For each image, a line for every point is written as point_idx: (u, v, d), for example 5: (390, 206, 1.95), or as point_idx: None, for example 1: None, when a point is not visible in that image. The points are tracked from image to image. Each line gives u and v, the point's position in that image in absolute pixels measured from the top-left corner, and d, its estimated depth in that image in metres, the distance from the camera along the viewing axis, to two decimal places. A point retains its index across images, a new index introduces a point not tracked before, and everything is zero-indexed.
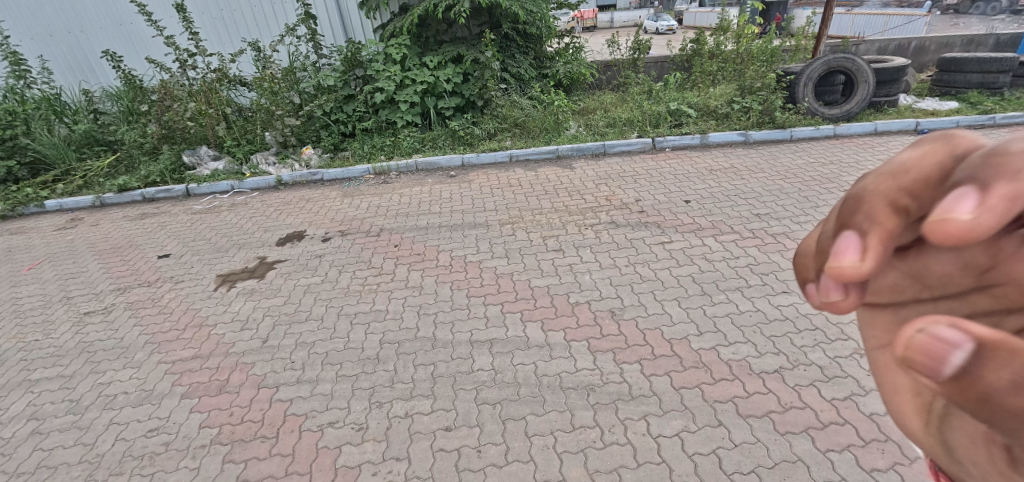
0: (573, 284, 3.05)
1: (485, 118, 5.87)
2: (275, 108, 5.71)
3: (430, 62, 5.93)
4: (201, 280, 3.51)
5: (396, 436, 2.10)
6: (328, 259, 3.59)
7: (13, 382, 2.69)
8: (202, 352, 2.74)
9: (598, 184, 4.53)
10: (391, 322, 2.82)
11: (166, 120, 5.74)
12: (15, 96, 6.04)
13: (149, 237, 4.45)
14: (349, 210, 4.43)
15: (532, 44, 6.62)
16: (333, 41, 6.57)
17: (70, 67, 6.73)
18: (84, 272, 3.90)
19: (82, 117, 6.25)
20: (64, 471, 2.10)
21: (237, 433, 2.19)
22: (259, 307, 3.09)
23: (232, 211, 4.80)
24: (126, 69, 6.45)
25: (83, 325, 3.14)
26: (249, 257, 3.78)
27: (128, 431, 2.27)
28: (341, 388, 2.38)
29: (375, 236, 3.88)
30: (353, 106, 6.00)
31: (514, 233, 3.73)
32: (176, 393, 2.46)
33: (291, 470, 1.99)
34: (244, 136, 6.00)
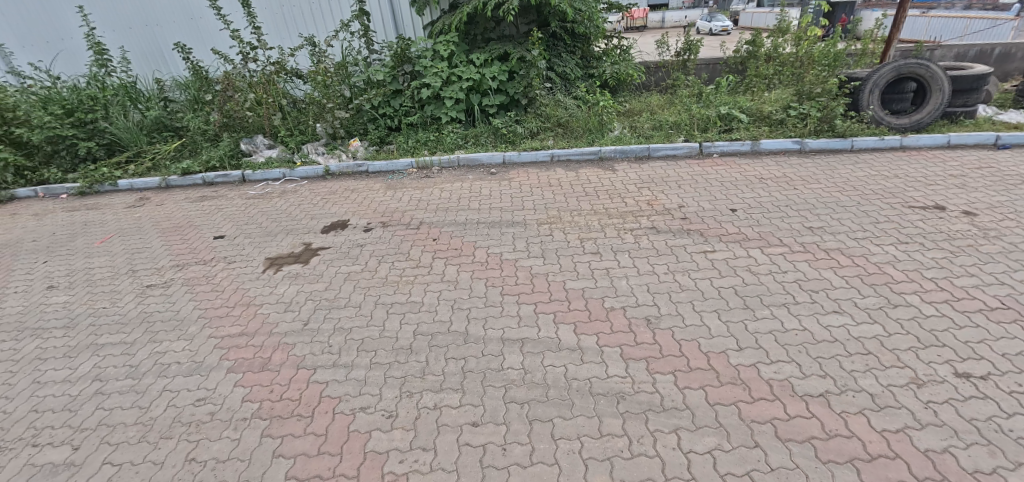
0: (609, 289, 3.00)
1: (528, 117, 5.86)
2: (327, 101, 5.95)
3: (477, 59, 5.97)
4: (251, 262, 3.70)
5: (424, 426, 2.14)
6: (369, 249, 3.69)
7: (82, 345, 2.93)
8: (249, 329, 2.89)
9: (640, 188, 4.43)
10: (426, 315, 2.87)
11: (228, 109, 6.13)
12: (97, 82, 6.57)
13: (207, 218, 4.72)
14: (392, 202, 4.54)
15: (580, 44, 6.56)
16: (384, 37, 6.74)
17: (145, 58, 7.26)
18: (148, 247, 4.20)
19: (154, 104, 6.72)
20: (122, 429, 2.27)
21: (275, 410, 2.29)
22: (302, 291, 3.22)
23: (282, 198, 5.02)
24: (194, 61, 6.88)
25: (145, 297, 3.38)
26: (296, 242, 3.94)
27: (179, 398, 2.42)
28: (374, 375, 2.45)
29: (415, 229, 3.95)
30: (400, 101, 6.15)
31: (551, 233, 3.71)
32: (223, 367, 2.60)
33: (323, 450, 2.06)
34: (297, 127, 6.26)
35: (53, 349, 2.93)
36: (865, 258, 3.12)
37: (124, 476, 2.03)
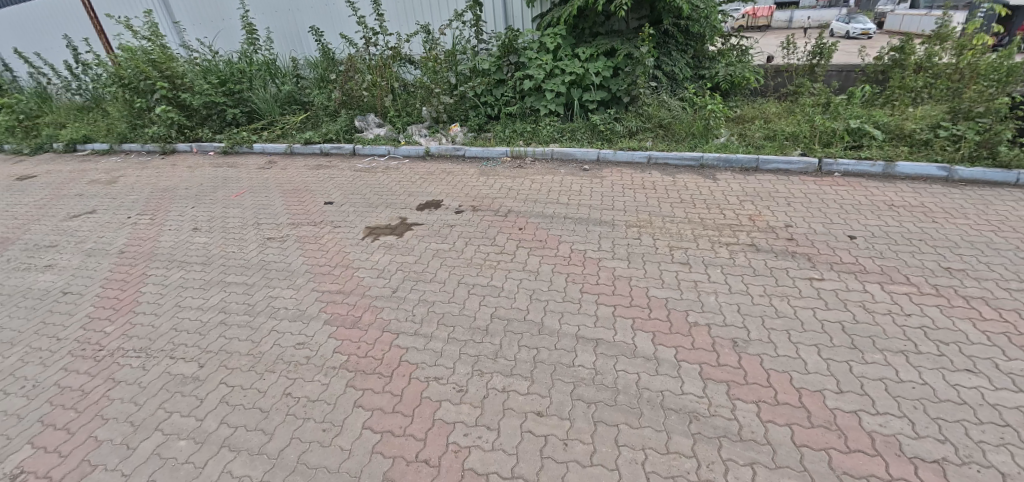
0: (696, 303, 2.84)
1: (628, 115, 5.70)
2: (434, 86, 6.28)
3: (582, 53, 5.90)
4: (353, 228, 4.03)
5: (491, 406, 2.20)
6: (457, 230, 3.85)
7: (214, 280, 3.42)
8: (345, 288, 3.17)
9: (742, 201, 4.12)
10: (504, 300, 2.93)
11: (348, 88, 6.71)
12: (246, 58, 7.54)
13: (320, 185, 5.24)
14: (483, 188, 4.68)
15: (693, 43, 6.19)
16: (494, 28, 6.90)
17: (286, 39, 8.16)
18: (271, 205, 4.76)
19: (288, 79, 7.55)
20: (237, 357, 2.63)
21: (360, 364, 2.49)
22: (394, 260, 3.46)
23: (385, 173, 5.41)
24: (324, 43, 7.58)
25: (265, 247, 3.85)
26: (393, 216, 4.22)
27: (282, 339, 2.74)
28: (450, 349, 2.56)
29: (502, 216, 4.04)
30: (502, 91, 6.28)
31: (639, 237, 3.59)
32: (321, 318, 2.88)
33: (396, 410, 2.20)
34: (405, 109, 6.67)
35: (192, 281, 3.45)
36: (1017, 314, 2.62)
37: (235, 397, 2.35)
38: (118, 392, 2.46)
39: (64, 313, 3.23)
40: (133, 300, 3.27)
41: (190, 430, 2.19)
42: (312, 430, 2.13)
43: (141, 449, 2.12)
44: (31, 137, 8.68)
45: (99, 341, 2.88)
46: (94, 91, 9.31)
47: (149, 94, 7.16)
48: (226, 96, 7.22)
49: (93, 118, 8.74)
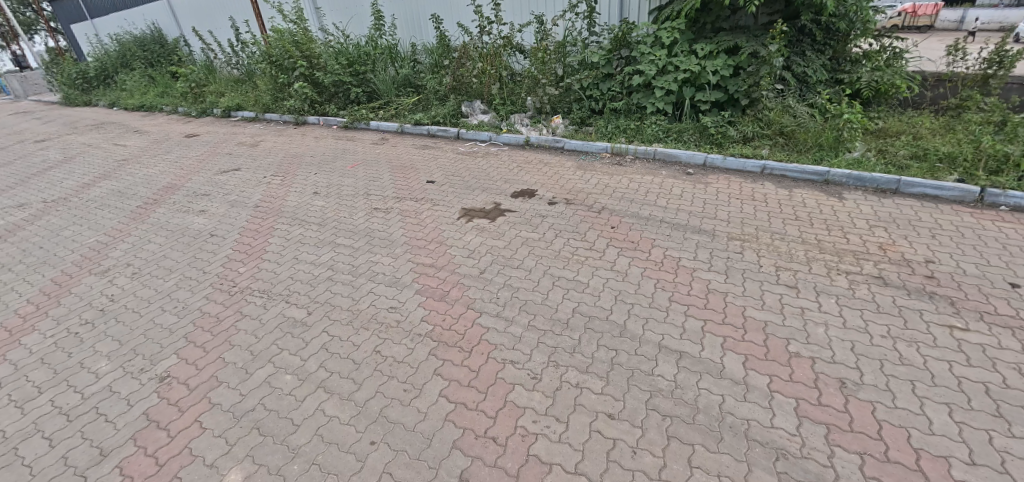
0: (800, 332, 2.57)
1: (745, 119, 5.25)
2: (541, 77, 6.32)
3: (701, 50, 5.52)
4: (450, 208, 4.23)
5: (562, 399, 2.19)
6: (548, 221, 3.86)
7: (327, 240, 3.81)
8: (438, 263, 3.34)
9: (871, 226, 3.62)
10: (588, 297, 2.89)
11: (460, 74, 7.00)
12: (373, 42, 8.18)
13: (425, 164, 5.56)
14: (579, 182, 4.64)
15: (834, 42, 5.51)
16: (607, 20, 6.70)
17: (408, 25, 8.61)
18: (380, 179, 5.16)
19: (406, 63, 8.05)
20: (339, 310, 2.91)
21: (443, 336, 2.62)
22: (485, 243, 3.57)
23: (485, 158, 5.58)
24: (442, 30, 7.91)
25: (371, 216, 4.19)
26: (488, 200, 4.35)
27: (378, 301, 2.97)
28: (529, 336, 2.59)
29: (595, 212, 3.97)
30: (609, 86, 6.12)
31: (742, 251, 3.33)
32: (413, 288, 3.07)
33: (471, 384, 2.29)
34: (510, 97, 6.79)
35: (309, 238, 3.87)
36: None
37: (333, 346, 2.61)
38: (243, 323, 2.86)
39: (211, 251, 3.81)
40: (261, 248, 3.76)
41: (295, 367, 2.47)
42: (394, 388, 2.29)
43: (256, 375, 2.44)
44: (200, 103, 10.28)
45: (233, 279, 3.36)
46: (249, 66, 10.72)
47: (291, 71, 8.08)
48: (352, 76, 7.95)
49: (245, 89, 10.09)
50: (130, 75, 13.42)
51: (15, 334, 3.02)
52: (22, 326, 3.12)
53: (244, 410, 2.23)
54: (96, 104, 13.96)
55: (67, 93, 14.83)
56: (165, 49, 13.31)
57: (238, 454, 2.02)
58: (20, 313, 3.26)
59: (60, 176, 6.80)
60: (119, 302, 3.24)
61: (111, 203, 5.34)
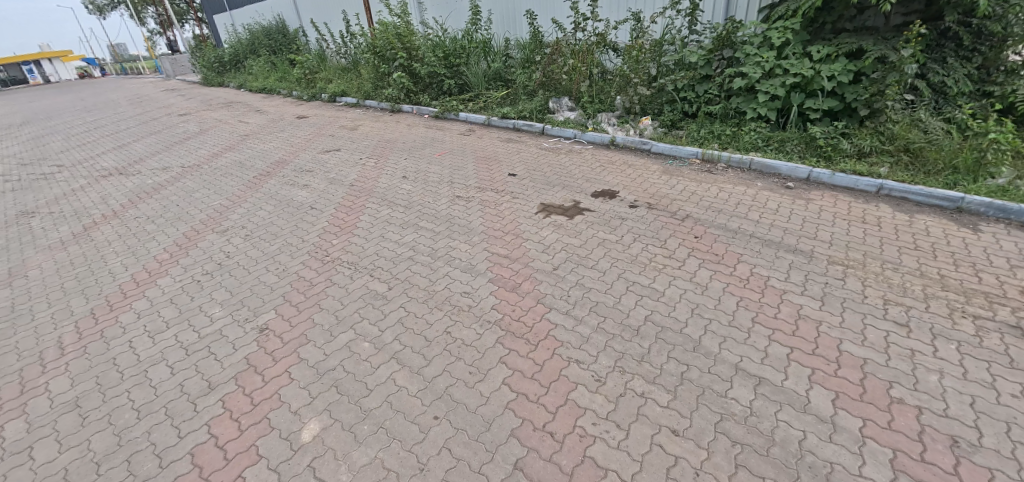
0: (907, 376, 2.27)
1: (861, 132, 4.70)
2: (633, 76, 6.12)
3: (816, 53, 5.00)
4: (529, 202, 4.27)
5: (625, 406, 2.14)
6: (627, 225, 3.76)
7: (411, 222, 4.03)
8: (512, 255, 3.40)
9: (1012, 265, 3.09)
10: (662, 306, 2.78)
11: (550, 70, 7.00)
12: (469, 36, 8.44)
13: (508, 157, 5.66)
14: (663, 187, 4.46)
15: (987, 48, 4.68)
16: (711, 18, 6.36)
17: (504, 21, 8.62)
18: (464, 168, 5.34)
19: (499, 58, 8.20)
20: (416, 289, 3.06)
21: (512, 326, 2.66)
22: (561, 240, 3.57)
23: (567, 155, 5.56)
24: (536, 25, 7.83)
25: (453, 204, 4.35)
26: (567, 197, 4.33)
27: (452, 285, 3.08)
28: (597, 338, 2.55)
29: (678, 220, 3.80)
30: (705, 88, 5.77)
31: (843, 278, 3.00)
32: (486, 276, 3.15)
33: (535, 377, 2.31)
34: (599, 95, 6.67)
35: (395, 219, 4.11)
36: None
37: (408, 321, 2.76)
38: (332, 290, 3.12)
39: (310, 222, 4.19)
40: (353, 224, 4.06)
41: (373, 336, 2.65)
42: (460, 369, 2.38)
43: (339, 338, 2.66)
44: (311, 88, 11.29)
45: (326, 249, 3.67)
46: (355, 55, 11.54)
47: (392, 62, 8.59)
48: (447, 68, 8.29)
49: (350, 77, 10.89)
50: (257, 60, 15.07)
51: (153, 276, 3.56)
52: (159, 269, 3.66)
53: (326, 367, 2.45)
54: (229, 85, 15.89)
55: (207, 75, 17.02)
56: (286, 38, 14.75)
57: (318, 407, 2.21)
58: (158, 259, 3.83)
59: (196, 146, 7.84)
60: (233, 258, 3.68)
61: (234, 172, 6.06)
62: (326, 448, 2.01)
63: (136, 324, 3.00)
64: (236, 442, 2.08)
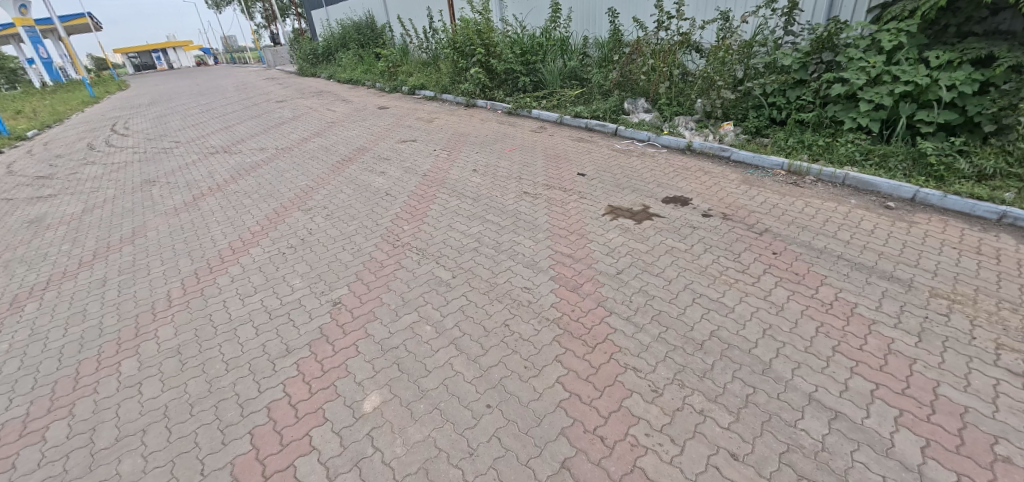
0: (1019, 433, 1.97)
1: (984, 150, 4.13)
2: (717, 78, 5.81)
3: (934, 58, 4.44)
4: (596, 202, 4.22)
5: (681, 421, 2.06)
6: (699, 234, 3.59)
7: (478, 214, 4.12)
8: (576, 255, 3.37)
9: None
10: (730, 322, 2.64)
11: (627, 70, 6.82)
12: (547, 33, 8.45)
13: (577, 156, 5.61)
14: (741, 197, 4.21)
15: None
16: (810, 18, 5.89)
17: (583, 19, 8.52)
18: (533, 165, 5.37)
19: (576, 56, 8.13)
20: (478, 280, 3.13)
21: (569, 326, 2.65)
22: (627, 244, 3.49)
23: (639, 158, 5.41)
24: (617, 23, 7.64)
25: (520, 199, 4.39)
26: (637, 201, 4.22)
27: (513, 280, 3.12)
28: (657, 348, 2.47)
29: (756, 233, 3.57)
30: (798, 94, 5.33)
31: (947, 313, 2.67)
32: (548, 274, 3.16)
33: (589, 380, 2.28)
34: (678, 98, 6.41)
35: (464, 210, 4.23)
36: None
37: (469, 310, 2.84)
38: (400, 273, 3.27)
39: (384, 207, 4.42)
40: (423, 212, 4.23)
41: (434, 320, 2.76)
42: (515, 362, 2.41)
43: (404, 319, 2.79)
44: (393, 81, 11.85)
45: (397, 234, 3.85)
46: (436, 50, 11.95)
47: (470, 57, 8.81)
48: (523, 65, 8.36)
49: (430, 71, 11.29)
50: (347, 53, 16.07)
51: (246, 245, 3.93)
52: (251, 240, 4.04)
53: (390, 345, 2.58)
54: (321, 75, 17.10)
55: (303, 66, 18.44)
56: (374, 32, 15.56)
57: (380, 381, 2.34)
58: (251, 231, 4.22)
59: (289, 130, 8.54)
60: (314, 235, 3.98)
61: (320, 156, 6.53)
62: (384, 420, 2.12)
63: (230, 287, 3.33)
64: (306, 402, 2.26)
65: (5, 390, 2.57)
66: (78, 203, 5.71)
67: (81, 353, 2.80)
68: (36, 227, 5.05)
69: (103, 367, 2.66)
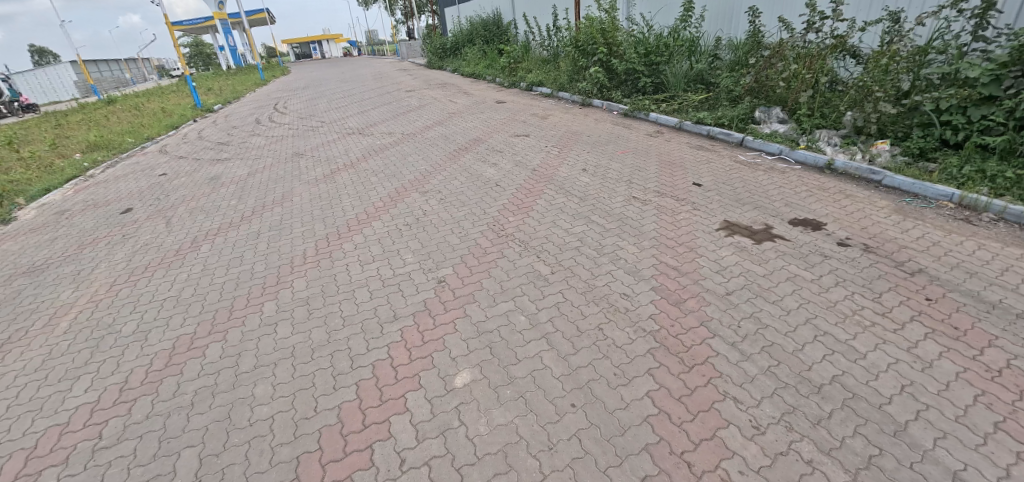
0: None
1: None
2: (875, 88, 5.01)
3: None
4: (711, 215, 3.95)
5: (784, 465, 1.85)
6: (830, 264, 3.18)
7: (583, 214, 4.10)
8: (682, 268, 3.20)
9: None
10: (859, 369, 2.31)
11: (764, 75, 6.22)
12: (676, 33, 8.04)
13: (695, 165, 5.29)
14: (890, 229, 3.64)
15: None
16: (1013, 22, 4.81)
17: (718, 19, 7.88)
18: (646, 170, 5.19)
19: (704, 59, 7.65)
20: (576, 280, 3.12)
21: (666, 341, 2.53)
22: (741, 264, 3.22)
23: (767, 173, 4.94)
24: (757, 23, 6.95)
25: (628, 203, 4.28)
26: (758, 219, 3.87)
27: (612, 284, 3.05)
28: (764, 381, 2.25)
29: (905, 273, 3.06)
30: (984, 112, 4.38)
31: None
32: (649, 283, 3.04)
33: (681, 401, 2.16)
34: (822, 109, 5.70)
35: (569, 208, 4.23)
36: None
37: (564, 307, 2.84)
38: (501, 262, 3.38)
39: (492, 197, 4.59)
40: (529, 206, 4.32)
41: (529, 312, 2.81)
42: (605, 367, 2.36)
43: (500, 306, 2.88)
44: (513, 77, 12.18)
45: (502, 225, 3.98)
46: (557, 48, 12.03)
47: (591, 56, 8.74)
48: (646, 66, 8.08)
49: (549, 68, 11.42)
50: (473, 48, 16.90)
51: (369, 218, 4.36)
52: (374, 214, 4.46)
53: (485, 328, 2.69)
54: (448, 69, 18.23)
55: (434, 60, 19.90)
56: (499, 29, 16.06)
57: (472, 360, 2.46)
58: (375, 206, 4.67)
59: (415, 118, 9.23)
60: (427, 216, 4.27)
61: (439, 144, 6.98)
62: (471, 398, 2.22)
63: (353, 253, 3.73)
64: (405, 367, 2.45)
65: (182, 311, 3.18)
66: (246, 167, 6.79)
67: (236, 291, 3.35)
68: (215, 184, 6.12)
69: (251, 305, 3.16)
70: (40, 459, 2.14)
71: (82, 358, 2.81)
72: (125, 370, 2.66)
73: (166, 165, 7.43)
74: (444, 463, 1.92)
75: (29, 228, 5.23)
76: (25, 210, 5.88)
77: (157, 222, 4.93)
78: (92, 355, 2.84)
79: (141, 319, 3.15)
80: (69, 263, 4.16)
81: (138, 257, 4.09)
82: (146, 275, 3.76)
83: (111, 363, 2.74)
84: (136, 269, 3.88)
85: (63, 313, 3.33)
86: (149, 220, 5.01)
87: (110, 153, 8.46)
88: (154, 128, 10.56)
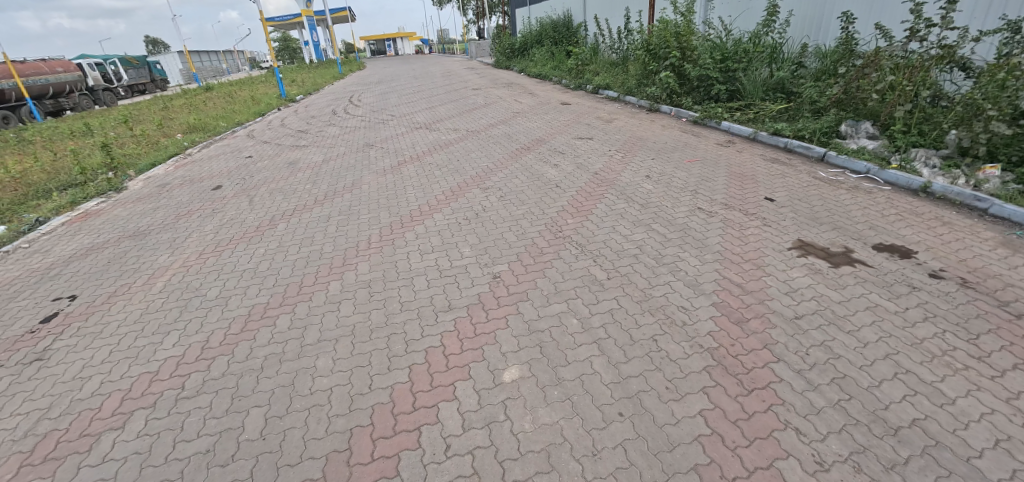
0: None
1: None
2: (988, 105, 4.46)
3: None
4: (783, 233, 3.72)
5: None
6: (918, 297, 2.90)
7: (643, 222, 4.00)
8: (747, 285, 3.04)
9: None
10: (945, 415, 2.08)
11: (854, 86, 5.73)
12: (756, 39, 7.61)
13: (769, 178, 5.00)
14: (994, 264, 3.25)
15: None
16: None
17: (806, 24, 7.36)
18: (714, 180, 4.97)
19: (787, 66, 7.21)
20: (632, 288, 3.05)
21: (725, 360, 2.42)
22: (814, 287, 3.01)
23: (851, 192, 4.57)
24: (851, 30, 6.41)
25: (692, 214, 4.12)
26: (838, 241, 3.59)
27: (670, 296, 2.96)
28: (832, 415, 2.10)
29: (1010, 314, 2.72)
30: None
31: None
32: (710, 299, 2.91)
33: (736, 424, 2.06)
34: (920, 126, 5.19)
35: (629, 214, 4.14)
36: None
37: (617, 315, 2.79)
38: (556, 264, 3.37)
39: (551, 198, 4.59)
40: (588, 209, 4.29)
41: (582, 316, 2.78)
42: (657, 380, 2.30)
43: (553, 307, 2.88)
44: (579, 78, 12.11)
45: (560, 226, 3.98)
46: (626, 52, 11.84)
47: (662, 60, 8.50)
48: (721, 72, 7.73)
49: (617, 71, 11.24)
50: (541, 49, 16.99)
51: (430, 210, 4.51)
52: (435, 206, 4.62)
53: (536, 328, 2.69)
54: (515, 69, 18.47)
55: (502, 60, 20.31)
56: (569, 30, 15.95)
57: (521, 357, 2.47)
58: (437, 199, 4.82)
59: (480, 116, 9.41)
60: (486, 212, 4.35)
61: (502, 142, 7.08)
62: (518, 394, 2.24)
63: (414, 242, 3.87)
64: (456, 357, 2.51)
65: (258, 282, 3.45)
66: (321, 155, 7.23)
67: (305, 268, 3.58)
68: (293, 168, 6.58)
69: (318, 283, 3.36)
70: (133, 400, 2.41)
71: (172, 315, 3.13)
72: (206, 331, 2.93)
73: (253, 148, 8.07)
74: (487, 454, 1.95)
75: (136, 197, 5.89)
76: (134, 180, 6.62)
77: (241, 199, 5.38)
78: (180, 314, 3.15)
79: (223, 286, 3.45)
80: (167, 230, 4.64)
81: (223, 230, 4.48)
82: (229, 246, 4.11)
83: (195, 323, 3.02)
84: (221, 240, 4.25)
85: (160, 274, 3.72)
86: (234, 197, 5.47)
87: (206, 135, 9.33)
88: (244, 114, 11.51)
